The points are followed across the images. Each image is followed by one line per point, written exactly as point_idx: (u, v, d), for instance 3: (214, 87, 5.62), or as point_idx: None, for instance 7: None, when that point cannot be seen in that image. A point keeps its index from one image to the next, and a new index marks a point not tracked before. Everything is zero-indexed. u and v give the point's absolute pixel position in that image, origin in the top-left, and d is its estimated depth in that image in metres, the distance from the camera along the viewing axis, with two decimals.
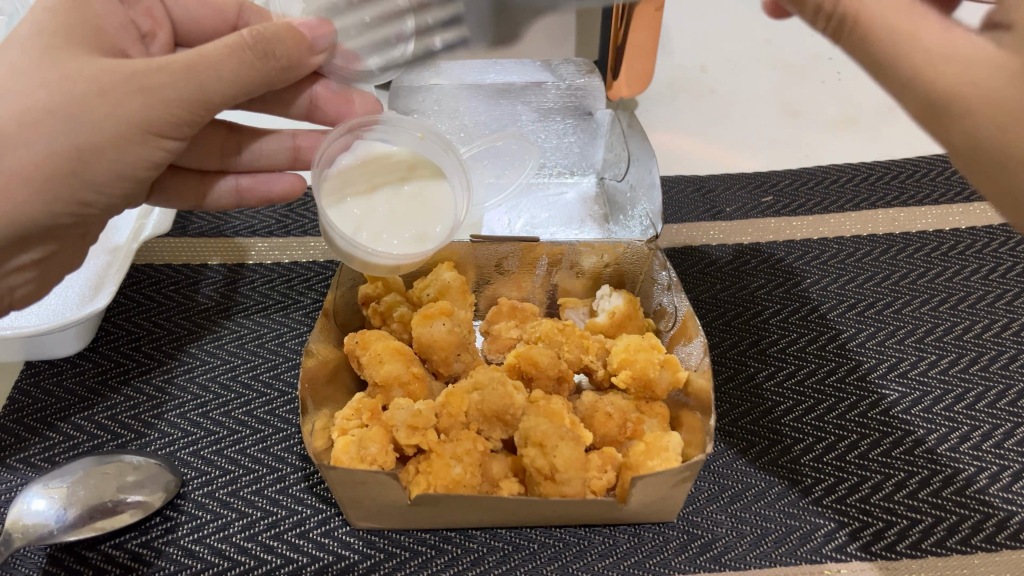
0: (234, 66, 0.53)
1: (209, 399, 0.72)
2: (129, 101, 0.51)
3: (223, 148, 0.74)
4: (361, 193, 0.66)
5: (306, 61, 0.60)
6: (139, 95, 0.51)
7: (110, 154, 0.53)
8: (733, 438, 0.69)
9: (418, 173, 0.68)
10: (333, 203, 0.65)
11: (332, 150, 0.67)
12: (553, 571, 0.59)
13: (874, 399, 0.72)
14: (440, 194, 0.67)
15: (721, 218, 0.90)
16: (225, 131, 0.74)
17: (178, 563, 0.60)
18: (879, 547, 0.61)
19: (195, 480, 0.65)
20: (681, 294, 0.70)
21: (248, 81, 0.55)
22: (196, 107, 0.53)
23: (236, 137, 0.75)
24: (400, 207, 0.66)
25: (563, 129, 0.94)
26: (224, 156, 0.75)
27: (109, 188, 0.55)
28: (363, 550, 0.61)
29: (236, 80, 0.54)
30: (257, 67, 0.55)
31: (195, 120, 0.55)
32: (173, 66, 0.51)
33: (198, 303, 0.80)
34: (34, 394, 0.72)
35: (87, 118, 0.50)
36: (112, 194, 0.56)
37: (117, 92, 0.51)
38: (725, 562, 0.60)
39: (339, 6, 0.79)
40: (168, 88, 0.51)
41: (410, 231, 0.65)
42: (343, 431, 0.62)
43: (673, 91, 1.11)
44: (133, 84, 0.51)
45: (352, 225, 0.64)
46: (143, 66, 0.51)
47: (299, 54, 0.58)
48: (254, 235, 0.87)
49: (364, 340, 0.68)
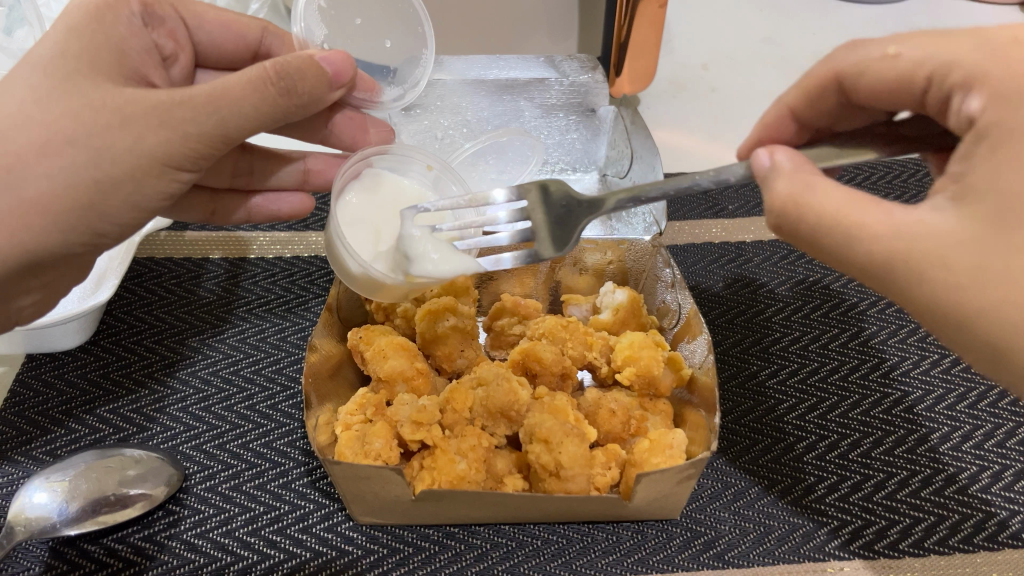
0: (255, 101, 0.52)
1: (211, 394, 0.71)
2: (151, 135, 0.50)
3: (236, 169, 0.75)
4: (371, 225, 0.63)
5: (328, 97, 0.58)
6: (161, 129, 0.50)
7: (128, 188, 0.52)
8: (736, 436, 0.69)
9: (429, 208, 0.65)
10: (347, 229, 0.63)
11: (342, 179, 0.65)
12: (557, 567, 0.59)
13: (877, 397, 0.72)
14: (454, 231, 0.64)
15: (723, 215, 0.90)
16: (238, 152, 0.75)
17: (181, 558, 0.60)
18: (882, 546, 0.61)
19: (196, 475, 0.65)
20: (685, 291, 0.70)
21: (268, 115, 0.53)
22: (215, 141, 0.52)
23: (248, 159, 0.76)
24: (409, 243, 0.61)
25: (566, 125, 0.94)
26: (234, 178, 0.76)
27: (125, 220, 0.54)
28: (366, 545, 0.61)
29: (256, 116, 0.52)
30: (280, 103, 0.53)
31: (211, 155, 0.53)
32: (196, 101, 0.50)
33: (200, 298, 0.80)
34: (35, 387, 0.72)
35: (112, 152, 0.49)
36: (129, 222, 0.55)
37: (140, 126, 0.50)
38: (728, 559, 0.60)
39: (355, 24, 0.76)
40: (190, 123, 0.50)
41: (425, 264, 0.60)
42: (346, 426, 0.62)
43: (675, 90, 1.12)
44: (155, 117, 0.50)
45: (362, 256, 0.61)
46: (166, 99, 0.50)
47: (320, 92, 0.56)
48: (256, 228, 0.87)
49: (368, 335, 0.68)
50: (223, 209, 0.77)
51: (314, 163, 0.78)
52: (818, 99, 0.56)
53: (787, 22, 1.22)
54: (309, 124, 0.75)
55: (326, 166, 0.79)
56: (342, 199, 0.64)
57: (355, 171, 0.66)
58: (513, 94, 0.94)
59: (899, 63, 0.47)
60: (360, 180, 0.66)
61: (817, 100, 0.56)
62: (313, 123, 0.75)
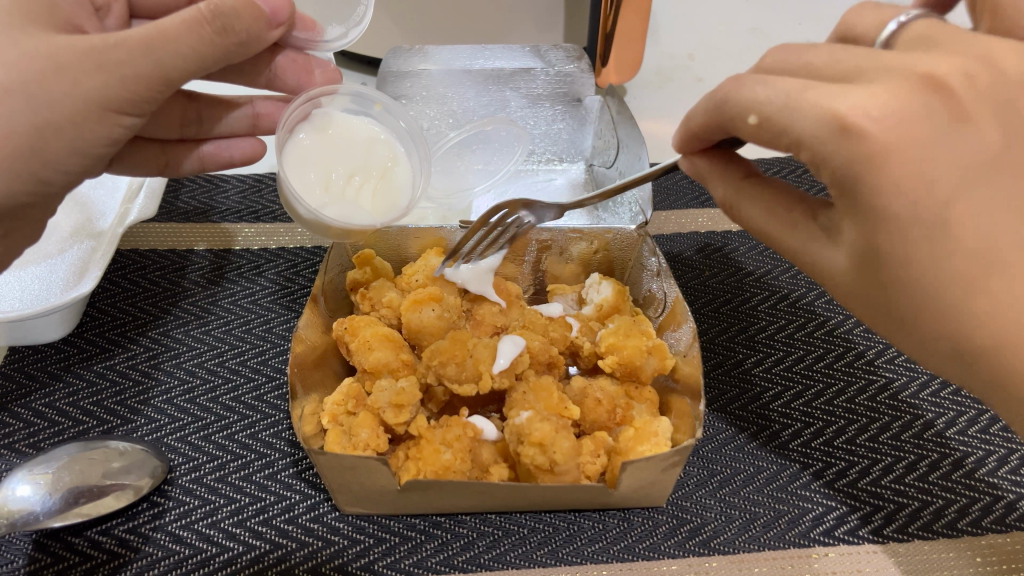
0: (192, 41, 0.53)
1: (196, 385, 0.71)
2: (88, 79, 0.51)
3: (184, 119, 0.76)
4: (319, 166, 0.69)
5: (267, 35, 0.59)
6: (98, 71, 0.51)
7: (69, 131, 0.53)
8: (722, 424, 0.69)
9: (382, 146, 0.72)
10: (295, 170, 0.68)
11: (292, 120, 0.69)
12: (543, 555, 0.59)
13: (861, 385, 0.73)
14: (402, 171, 0.72)
15: (710, 206, 0.90)
16: (184, 101, 0.75)
17: (166, 549, 0.60)
18: (866, 531, 0.61)
19: (182, 466, 0.65)
20: (671, 280, 0.70)
21: (206, 56, 0.54)
22: (156, 84, 0.53)
23: (195, 107, 0.76)
24: (362, 177, 0.70)
25: (553, 115, 0.94)
26: (184, 127, 0.77)
27: (65, 165, 0.55)
28: (352, 535, 0.61)
29: (194, 55, 0.54)
30: (216, 43, 0.54)
31: (151, 96, 0.54)
32: (130, 42, 0.51)
33: (184, 289, 0.80)
34: (18, 379, 0.71)
35: (47, 99, 0.50)
36: (74, 167, 0.56)
37: (74, 72, 0.50)
38: (713, 546, 0.60)
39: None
40: (127, 65, 0.51)
41: (375, 201, 0.70)
42: (333, 417, 0.62)
43: (660, 78, 1.12)
44: (92, 61, 0.51)
45: (318, 197, 0.67)
46: (100, 43, 0.51)
47: (258, 30, 0.57)
48: (241, 220, 0.87)
49: (352, 326, 0.67)
50: (179, 162, 0.78)
51: (262, 106, 0.80)
52: (709, 130, 0.49)
53: (772, 11, 1.22)
54: (250, 69, 0.74)
55: (274, 109, 0.80)
56: (293, 138, 0.70)
57: (304, 111, 0.70)
58: (500, 83, 0.93)
59: (762, 129, 0.43)
60: (311, 121, 0.71)
61: (710, 131, 0.49)
62: (255, 66, 0.74)
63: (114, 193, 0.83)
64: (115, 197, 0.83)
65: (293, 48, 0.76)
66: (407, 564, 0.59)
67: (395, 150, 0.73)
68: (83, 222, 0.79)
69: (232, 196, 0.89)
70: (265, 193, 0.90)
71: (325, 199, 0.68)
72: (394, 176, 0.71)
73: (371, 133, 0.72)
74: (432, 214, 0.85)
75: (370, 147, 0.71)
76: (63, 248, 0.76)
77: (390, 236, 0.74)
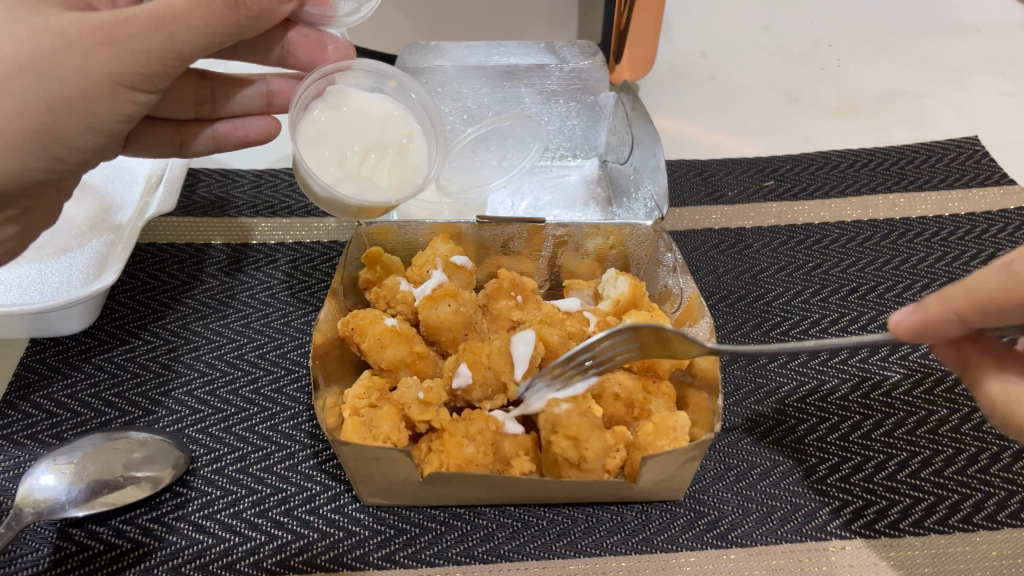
0: (203, 15, 0.53)
1: (216, 377, 0.72)
2: (98, 54, 0.52)
3: (198, 98, 0.77)
4: (334, 143, 0.69)
5: (281, 10, 0.59)
6: (108, 46, 0.52)
7: (80, 106, 0.54)
8: (738, 417, 0.69)
9: (396, 121, 0.73)
10: (309, 148, 0.69)
11: (305, 96, 0.70)
12: (563, 547, 0.60)
13: (876, 381, 0.73)
14: (418, 147, 0.73)
15: (724, 202, 0.91)
16: (197, 80, 0.76)
17: (189, 538, 0.60)
18: (883, 525, 0.62)
19: (203, 457, 0.66)
20: (687, 277, 0.71)
21: (217, 30, 0.55)
22: (166, 60, 0.54)
23: (208, 86, 0.77)
24: (378, 153, 0.71)
25: (567, 111, 0.95)
26: (197, 106, 0.78)
27: (76, 141, 0.56)
28: (373, 526, 0.61)
29: (206, 30, 0.54)
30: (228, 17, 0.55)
31: (164, 73, 0.56)
32: (141, 18, 0.52)
33: (203, 282, 0.80)
34: (40, 370, 0.72)
35: (60, 73, 0.52)
36: (87, 144, 0.57)
37: (86, 47, 0.52)
38: (731, 539, 0.60)
39: None
40: (138, 40, 0.52)
41: (392, 177, 0.71)
42: (354, 410, 0.62)
43: (676, 77, 1.12)
44: (102, 36, 0.52)
45: (336, 174, 0.68)
46: (111, 19, 0.52)
47: (270, 6, 0.57)
48: (257, 214, 0.87)
49: (359, 326, 0.66)
50: (191, 142, 0.80)
51: (276, 84, 0.80)
52: (981, 313, 0.44)
53: (785, 11, 1.22)
54: (262, 46, 0.74)
55: (289, 86, 0.80)
56: (308, 115, 0.70)
57: (317, 89, 0.71)
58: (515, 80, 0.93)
59: None
60: (325, 98, 0.71)
61: (983, 314, 0.44)
62: (267, 42, 0.74)
63: (131, 187, 0.84)
64: (133, 190, 0.84)
65: (305, 24, 0.75)
66: (428, 555, 0.59)
67: (410, 126, 0.73)
68: (101, 216, 0.80)
69: (248, 191, 0.90)
70: (282, 188, 0.91)
71: (341, 175, 0.68)
72: (411, 151, 0.72)
73: (386, 108, 0.73)
74: (448, 210, 0.85)
75: (385, 123, 0.72)
76: (82, 241, 0.77)
77: (404, 229, 0.75)
